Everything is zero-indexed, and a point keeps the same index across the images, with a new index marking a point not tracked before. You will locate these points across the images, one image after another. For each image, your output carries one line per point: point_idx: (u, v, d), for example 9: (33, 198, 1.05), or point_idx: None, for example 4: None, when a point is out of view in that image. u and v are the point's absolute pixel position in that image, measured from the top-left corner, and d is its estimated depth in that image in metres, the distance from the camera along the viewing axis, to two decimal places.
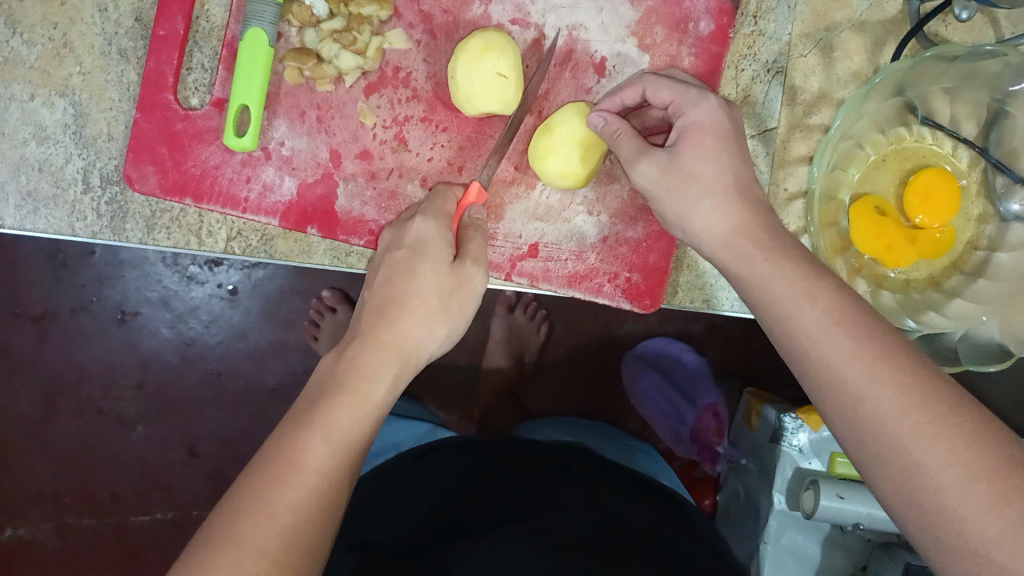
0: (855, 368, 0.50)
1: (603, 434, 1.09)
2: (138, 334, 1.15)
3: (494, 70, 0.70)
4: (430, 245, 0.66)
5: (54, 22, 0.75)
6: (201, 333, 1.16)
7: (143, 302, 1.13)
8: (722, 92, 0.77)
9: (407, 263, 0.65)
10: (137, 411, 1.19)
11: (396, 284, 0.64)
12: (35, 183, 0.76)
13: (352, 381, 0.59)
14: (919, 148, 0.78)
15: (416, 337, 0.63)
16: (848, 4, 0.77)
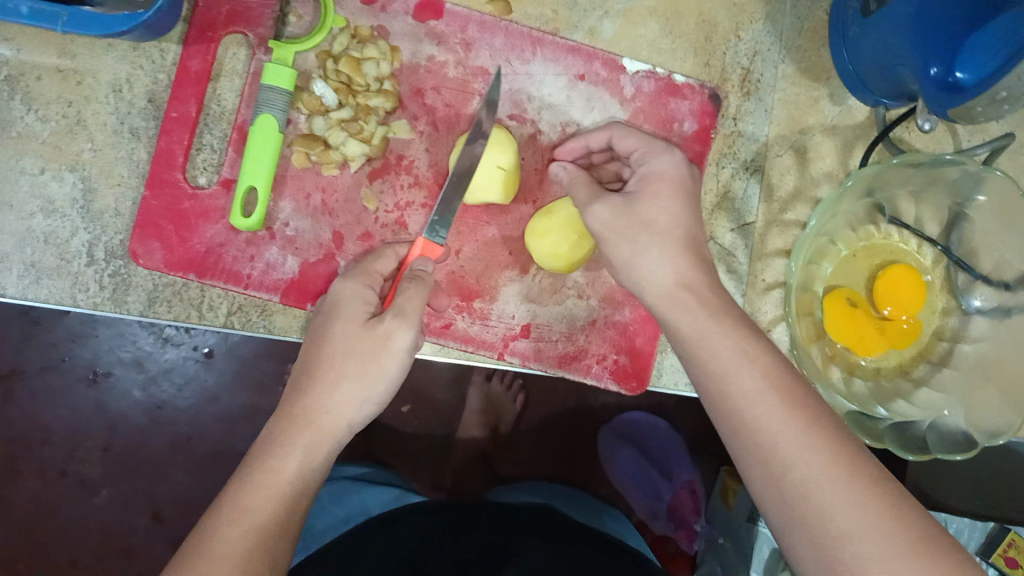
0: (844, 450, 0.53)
1: (576, 500, 1.10)
2: (107, 396, 1.10)
3: (493, 163, 0.75)
4: (343, 310, 0.69)
5: (69, 100, 0.77)
6: (173, 396, 1.11)
7: (115, 362, 1.08)
8: (703, 187, 0.82)
9: (322, 329, 0.69)
10: (101, 473, 1.14)
11: (311, 352, 0.67)
12: (40, 254, 0.77)
13: (263, 458, 0.61)
14: (887, 245, 0.83)
15: (334, 405, 0.65)
16: (820, 110, 0.84)
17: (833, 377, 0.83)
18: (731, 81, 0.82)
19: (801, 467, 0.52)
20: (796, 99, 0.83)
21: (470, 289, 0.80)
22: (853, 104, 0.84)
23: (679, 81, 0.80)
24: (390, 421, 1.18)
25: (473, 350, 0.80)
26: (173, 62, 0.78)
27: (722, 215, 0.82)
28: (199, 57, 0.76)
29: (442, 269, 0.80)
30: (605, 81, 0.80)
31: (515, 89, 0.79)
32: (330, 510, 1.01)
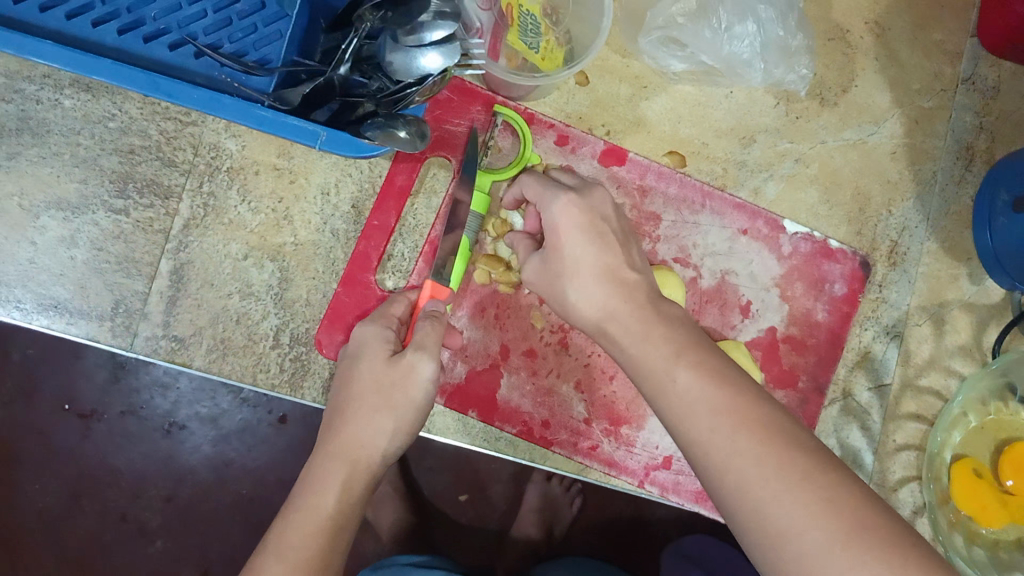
0: None
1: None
2: (178, 447, 0.99)
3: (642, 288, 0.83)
4: (367, 349, 0.73)
5: (280, 196, 0.85)
6: (242, 456, 1.00)
7: (193, 416, 0.98)
8: (847, 347, 0.87)
9: (349, 371, 0.73)
10: (162, 523, 1.02)
11: (343, 392, 0.72)
12: (230, 332, 0.83)
13: (306, 496, 0.66)
14: (1014, 421, 0.87)
15: (361, 436, 0.70)
16: (959, 287, 0.89)
17: (956, 543, 0.86)
18: (880, 250, 0.88)
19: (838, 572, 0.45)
20: (938, 274, 0.89)
21: (619, 414, 0.85)
22: (990, 285, 0.90)
23: (833, 246, 0.87)
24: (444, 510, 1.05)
25: (614, 474, 0.84)
26: (379, 174, 0.86)
27: (861, 373, 0.87)
28: (405, 173, 0.84)
29: (595, 392, 0.85)
30: (765, 237, 0.86)
31: (682, 236, 0.86)
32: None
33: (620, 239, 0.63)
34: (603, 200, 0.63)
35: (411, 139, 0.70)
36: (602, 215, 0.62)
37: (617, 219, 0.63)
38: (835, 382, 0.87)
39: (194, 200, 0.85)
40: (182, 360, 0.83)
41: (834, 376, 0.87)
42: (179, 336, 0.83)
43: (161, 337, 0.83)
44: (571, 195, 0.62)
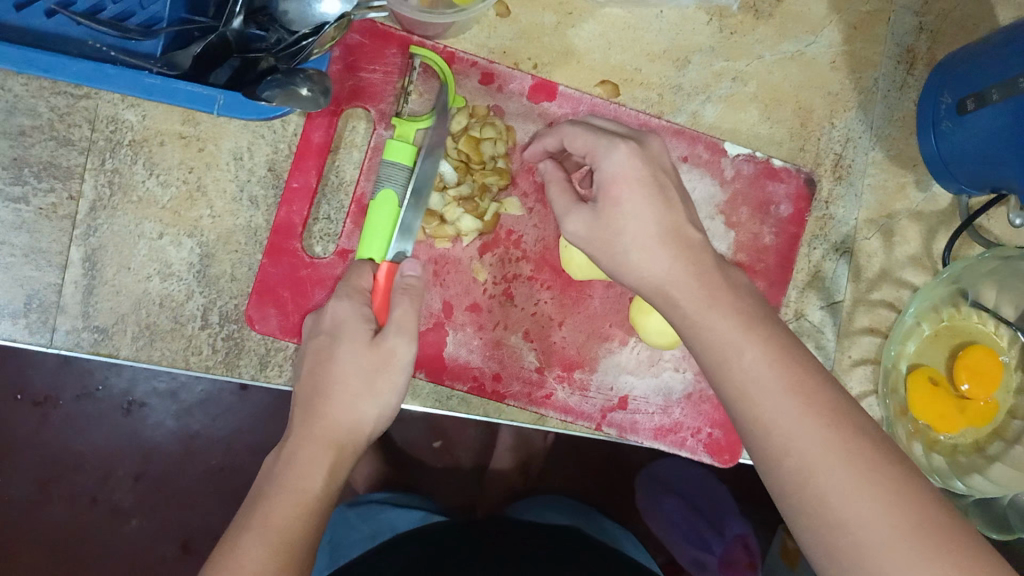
0: None
1: (583, 513, 1.13)
2: (137, 427, 0.86)
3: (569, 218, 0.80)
4: (344, 329, 0.72)
5: (190, 166, 0.80)
6: None
7: (152, 392, 1.06)
8: (796, 269, 0.85)
9: (328, 346, 0.72)
10: None
11: (320, 370, 0.71)
12: (155, 316, 0.79)
13: (290, 477, 0.65)
14: (966, 326, 0.87)
15: (342, 416, 0.69)
16: (906, 196, 0.87)
17: (915, 452, 0.86)
18: (824, 165, 0.86)
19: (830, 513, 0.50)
20: (884, 185, 0.87)
21: (571, 360, 0.83)
22: (938, 190, 0.88)
23: (776, 165, 0.84)
24: None
25: (571, 420, 0.82)
26: (294, 132, 0.81)
27: (812, 293, 0.86)
28: (322, 130, 0.78)
29: (545, 340, 0.82)
30: (706, 163, 0.83)
31: None
32: (358, 528, 1.04)
33: (676, 186, 0.63)
34: (660, 150, 0.64)
35: (314, 97, 0.65)
36: (661, 168, 0.63)
37: (671, 169, 0.64)
38: (786, 305, 0.85)
39: (98, 180, 0.79)
40: (107, 352, 0.78)
41: (785, 299, 0.85)
42: (102, 326, 0.78)
43: (82, 329, 0.78)
44: (630, 145, 0.62)
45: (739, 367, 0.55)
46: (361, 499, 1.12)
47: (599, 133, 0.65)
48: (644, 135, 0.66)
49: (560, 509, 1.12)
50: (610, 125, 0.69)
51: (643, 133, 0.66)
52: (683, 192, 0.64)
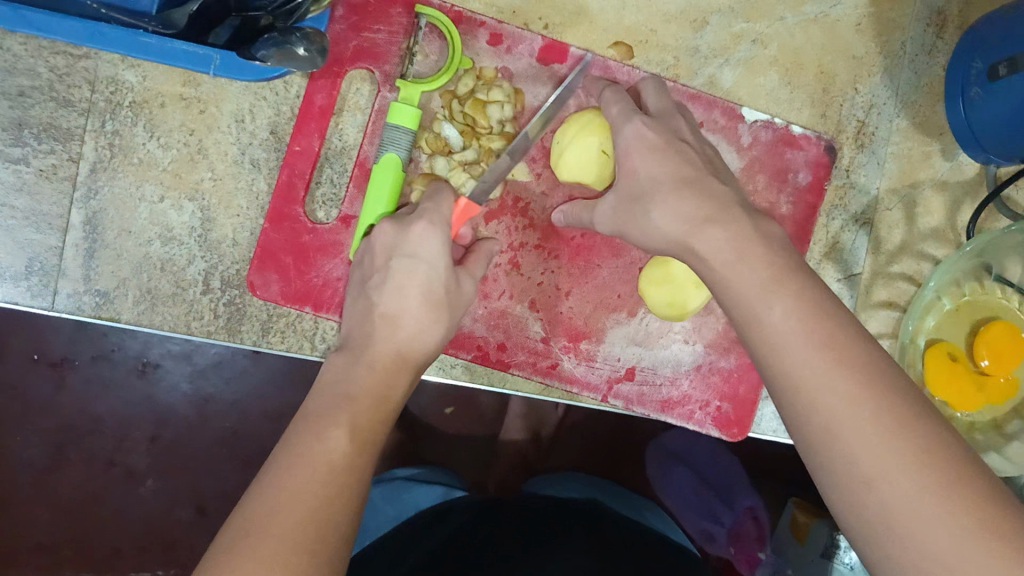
0: None
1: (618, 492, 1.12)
2: (154, 386, 0.95)
3: (599, 147, 0.74)
4: (432, 251, 0.67)
5: (191, 129, 0.78)
6: (220, 392, 0.97)
7: (148, 357, 0.99)
8: (814, 240, 0.82)
9: (414, 269, 0.67)
10: (148, 465, 1.01)
11: (407, 288, 0.66)
12: (156, 280, 0.78)
13: (371, 387, 0.62)
14: (990, 301, 0.84)
15: (412, 341, 0.66)
16: (932, 165, 0.84)
17: None
18: (846, 132, 0.83)
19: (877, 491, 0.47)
20: (909, 153, 0.84)
21: (577, 330, 0.81)
22: (964, 160, 0.84)
23: (796, 132, 0.81)
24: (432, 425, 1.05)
25: (578, 390, 0.81)
26: (296, 95, 0.79)
27: (830, 265, 0.83)
28: (325, 92, 0.76)
29: (551, 310, 0.81)
30: (723, 128, 0.80)
31: None
32: (383, 510, 1.05)
33: (696, 153, 0.66)
34: (681, 126, 0.69)
35: (310, 56, 0.61)
36: (679, 138, 0.66)
37: (696, 143, 0.68)
38: None
39: (98, 142, 0.78)
40: (109, 316, 0.78)
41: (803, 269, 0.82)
42: (103, 290, 0.78)
43: (83, 293, 0.77)
44: (642, 120, 0.67)
45: (769, 321, 0.55)
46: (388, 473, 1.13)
47: (625, 106, 0.69)
48: (672, 113, 0.70)
49: (573, 484, 1.11)
50: (651, 101, 0.72)
51: (669, 110, 0.71)
52: (714, 163, 0.67)
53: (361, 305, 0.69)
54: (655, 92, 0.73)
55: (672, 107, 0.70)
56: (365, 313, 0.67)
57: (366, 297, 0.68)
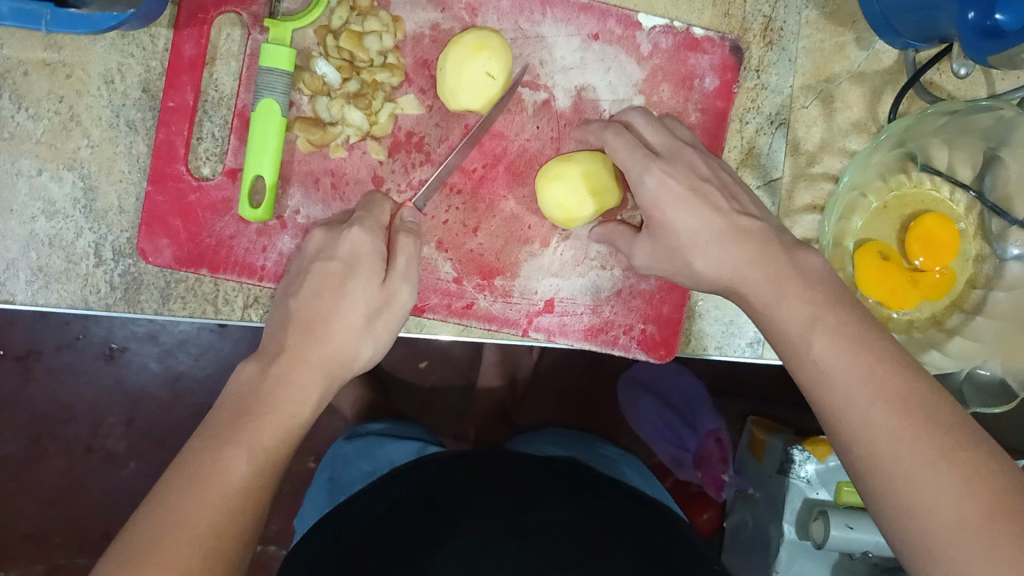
0: (895, 419, 0.51)
1: (585, 444, 1.07)
2: (125, 369, 1.16)
3: (484, 70, 0.70)
4: (362, 262, 0.67)
5: (60, 95, 0.75)
6: (191, 367, 1.17)
7: (130, 336, 1.15)
8: (726, 147, 0.80)
9: (337, 279, 0.66)
10: (127, 447, 1.19)
11: (324, 299, 0.66)
12: (45, 258, 0.75)
13: (278, 399, 0.60)
14: (918, 194, 0.80)
15: (340, 353, 0.65)
16: (847, 56, 0.80)
17: None
18: (753, 31, 0.79)
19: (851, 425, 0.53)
20: (821, 46, 0.80)
21: (490, 267, 0.77)
22: (881, 47, 0.80)
23: (698, 35, 0.76)
24: None
25: (496, 328, 0.78)
26: (165, 48, 0.75)
27: (747, 171, 0.80)
28: (193, 41, 0.72)
29: (461, 249, 0.77)
30: (620, 39, 0.76)
31: (526, 55, 0.75)
32: (357, 465, 1.00)
33: (721, 192, 0.67)
34: (697, 160, 0.69)
35: None
36: (701, 177, 0.67)
37: (713, 174, 0.68)
38: None
39: None
40: (3, 299, 0.74)
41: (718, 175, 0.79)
42: None
43: None
44: (665, 168, 0.66)
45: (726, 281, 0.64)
46: (358, 431, 1.11)
47: (635, 154, 0.68)
48: (679, 148, 0.69)
49: (551, 440, 1.07)
50: (648, 137, 0.71)
51: (674, 147, 0.69)
52: (733, 193, 0.67)
53: (281, 311, 0.67)
54: (649, 127, 0.71)
55: (674, 143, 0.69)
56: (284, 319, 0.66)
57: (285, 302, 0.67)
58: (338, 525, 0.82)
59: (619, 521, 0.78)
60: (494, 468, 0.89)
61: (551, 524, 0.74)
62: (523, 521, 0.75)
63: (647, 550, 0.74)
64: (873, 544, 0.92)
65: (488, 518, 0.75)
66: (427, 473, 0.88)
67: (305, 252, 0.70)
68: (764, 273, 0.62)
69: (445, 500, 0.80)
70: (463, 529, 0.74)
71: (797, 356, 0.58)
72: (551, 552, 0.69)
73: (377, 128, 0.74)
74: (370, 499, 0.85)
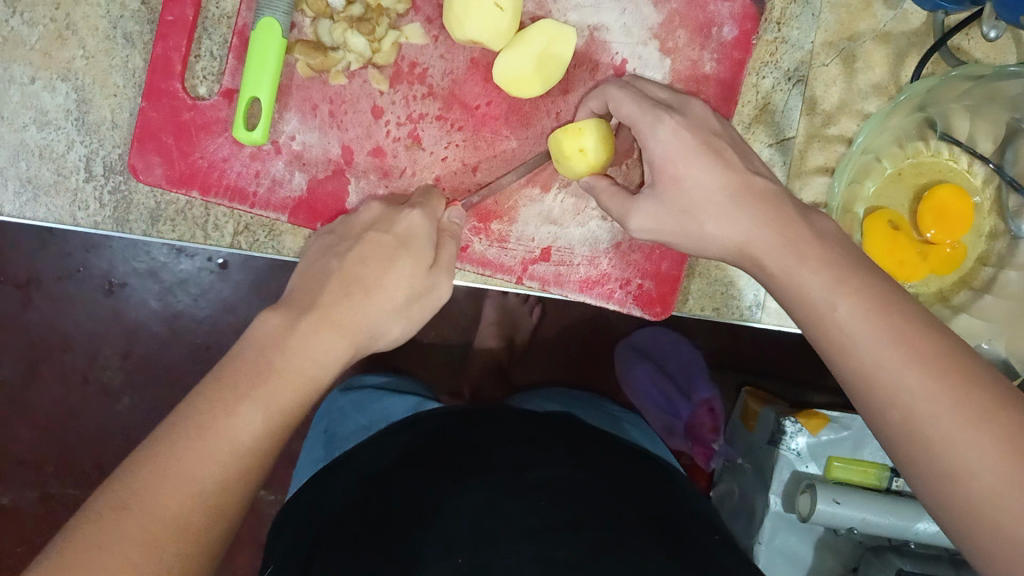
0: (913, 374, 0.49)
1: (592, 404, 1.04)
2: (124, 304, 1.14)
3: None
4: (415, 243, 0.64)
5: (57, 2, 0.73)
6: (190, 307, 1.15)
7: (131, 272, 1.12)
8: (742, 99, 0.77)
9: (388, 249, 0.63)
10: (123, 381, 1.18)
11: (371, 267, 0.62)
12: (35, 169, 0.74)
13: (257, 369, 0.54)
14: (935, 164, 0.78)
15: (369, 324, 0.61)
16: (873, 14, 0.77)
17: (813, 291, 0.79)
18: None
19: (886, 378, 0.50)
20: (847, 2, 0.77)
21: (487, 210, 0.75)
22: (910, 8, 0.77)
23: None
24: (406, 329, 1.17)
25: (491, 274, 0.76)
26: None
27: (760, 129, 0.77)
28: None
29: (458, 188, 0.75)
30: None
31: None
32: (355, 419, 0.98)
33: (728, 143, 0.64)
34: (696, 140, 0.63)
35: None
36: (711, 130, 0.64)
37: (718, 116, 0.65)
38: None
39: None
40: None
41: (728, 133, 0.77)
42: None
43: None
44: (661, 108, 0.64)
45: None
46: (355, 382, 1.10)
47: (646, 105, 0.65)
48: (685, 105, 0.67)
49: (552, 398, 1.04)
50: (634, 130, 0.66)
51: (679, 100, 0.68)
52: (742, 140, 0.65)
53: (317, 269, 0.64)
54: (629, 105, 0.66)
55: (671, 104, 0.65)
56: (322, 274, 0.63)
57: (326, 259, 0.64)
58: (342, 474, 0.81)
59: (628, 486, 0.74)
60: (503, 424, 0.86)
61: (557, 483, 0.71)
62: (528, 478, 0.72)
63: (659, 514, 0.70)
64: (859, 521, 0.91)
65: (497, 475, 0.73)
66: (433, 424, 0.87)
67: (352, 225, 0.68)
68: (765, 219, 0.60)
69: (454, 455, 0.78)
70: (469, 486, 0.72)
71: (818, 297, 0.55)
72: (553, 511, 0.66)
73: (379, 56, 0.72)
74: (375, 446, 0.84)
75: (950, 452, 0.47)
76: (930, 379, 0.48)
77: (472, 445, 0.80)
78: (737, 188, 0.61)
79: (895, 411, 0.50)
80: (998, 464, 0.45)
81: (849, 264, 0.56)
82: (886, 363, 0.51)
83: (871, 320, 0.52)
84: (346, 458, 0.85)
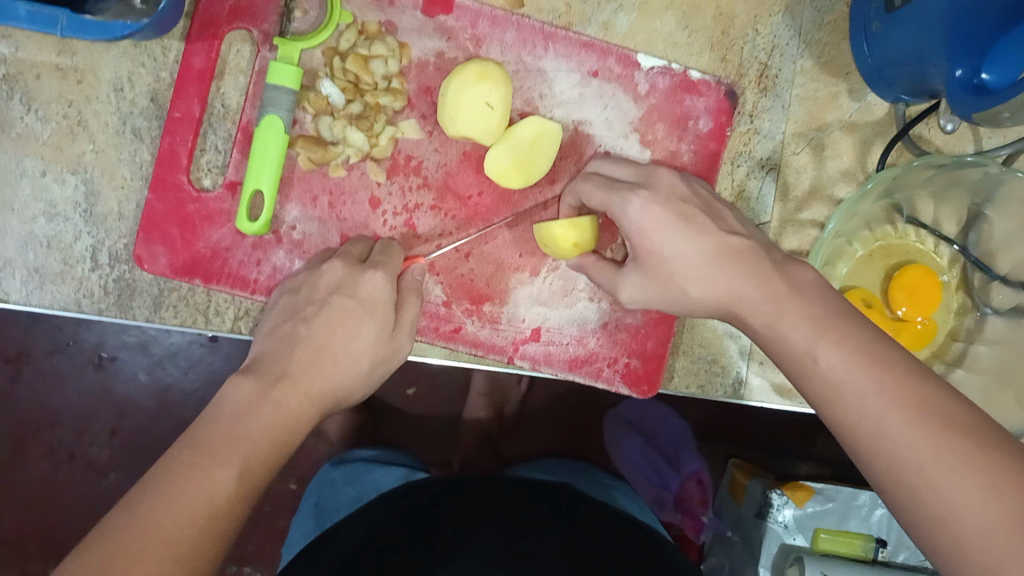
0: (902, 444, 0.51)
1: (584, 475, 1.05)
2: (114, 378, 1.15)
3: (483, 99, 0.72)
4: (379, 307, 0.69)
5: (69, 100, 0.76)
6: (180, 380, 1.15)
7: (121, 346, 1.14)
8: (719, 186, 0.81)
9: (353, 314, 0.68)
10: (110, 456, 1.18)
11: (336, 332, 0.67)
12: (43, 258, 0.76)
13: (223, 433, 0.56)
14: (903, 245, 0.82)
15: (332, 391, 0.65)
16: (839, 106, 0.82)
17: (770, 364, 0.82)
18: (748, 77, 0.82)
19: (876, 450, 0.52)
20: (814, 95, 0.82)
21: (479, 292, 0.78)
22: (874, 100, 0.82)
23: (694, 78, 0.78)
24: (400, 404, 1.18)
25: (482, 353, 0.79)
26: (176, 59, 0.77)
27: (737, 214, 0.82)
28: (203, 53, 0.74)
29: (452, 273, 0.78)
30: (619, 77, 0.78)
31: (526, 88, 0.77)
32: (344, 490, 0.99)
33: (708, 213, 0.68)
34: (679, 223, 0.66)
35: (147, 9, 0.69)
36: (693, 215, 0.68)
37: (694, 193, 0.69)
38: None
39: None
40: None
41: None
42: None
43: None
44: (645, 195, 0.67)
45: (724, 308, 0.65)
46: (346, 457, 1.10)
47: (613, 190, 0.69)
48: (659, 189, 0.70)
49: (543, 469, 1.05)
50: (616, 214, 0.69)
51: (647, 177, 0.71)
52: (718, 213, 0.68)
53: (284, 332, 0.67)
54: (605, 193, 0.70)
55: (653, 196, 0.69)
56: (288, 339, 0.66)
57: (293, 324, 0.67)
58: (326, 550, 0.81)
59: (612, 552, 0.75)
60: (486, 496, 0.87)
61: (543, 553, 0.72)
62: (515, 549, 0.72)
63: None
64: None
65: (484, 547, 0.73)
66: (416, 497, 0.87)
67: (314, 286, 0.70)
68: (744, 301, 0.64)
69: (439, 528, 0.78)
70: (456, 558, 0.72)
71: (804, 379, 0.58)
72: None
73: (376, 151, 0.75)
74: (358, 520, 0.84)
75: (940, 521, 0.48)
76: (915, 452, 0.50)
77: (456, 517, 0.81)
78: (719, 271, 0.65)
79: (879, 459, 0.53)
80: (987, 533, 0.47)
81: (827, 315, 0.59)
82: (872, 438, 0.53)
83: (850, 395, 0.55)
84: (331, 533, 0.85)
